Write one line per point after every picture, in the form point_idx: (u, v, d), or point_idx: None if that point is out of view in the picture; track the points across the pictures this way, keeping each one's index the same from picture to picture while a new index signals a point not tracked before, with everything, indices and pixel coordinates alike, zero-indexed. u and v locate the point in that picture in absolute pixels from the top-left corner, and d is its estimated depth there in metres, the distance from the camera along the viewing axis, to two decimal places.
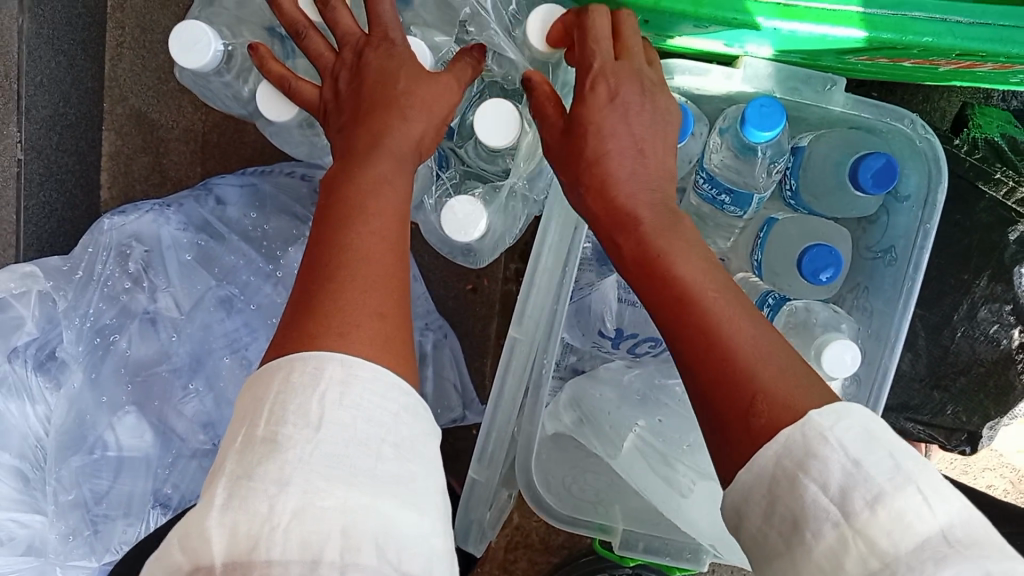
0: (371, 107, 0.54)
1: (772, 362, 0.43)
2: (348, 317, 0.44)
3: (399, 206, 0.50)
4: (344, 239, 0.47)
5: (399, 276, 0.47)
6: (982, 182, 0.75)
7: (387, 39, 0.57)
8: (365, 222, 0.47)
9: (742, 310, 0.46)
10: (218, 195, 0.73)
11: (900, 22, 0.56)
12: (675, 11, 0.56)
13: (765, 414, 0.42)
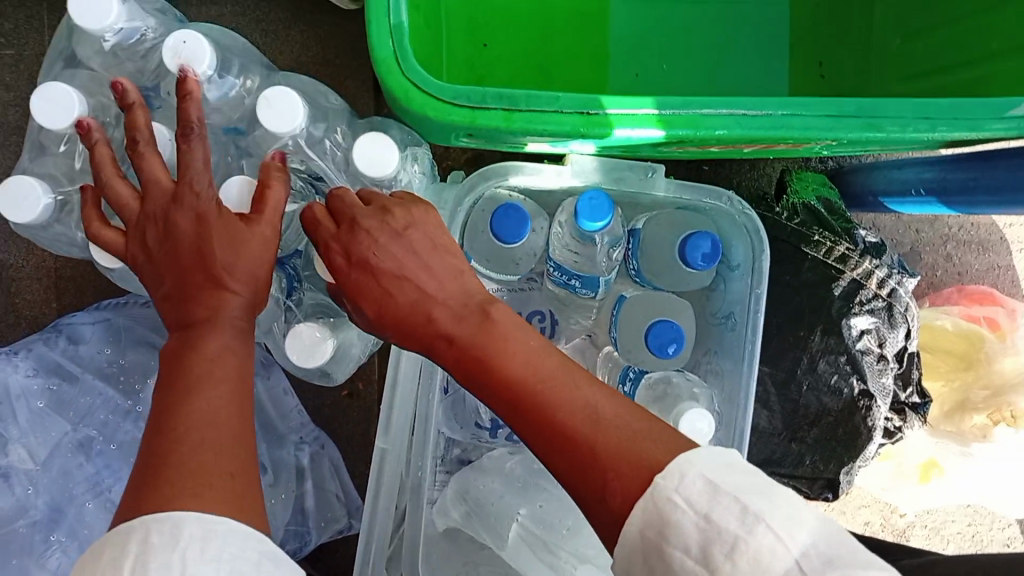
0: (192, 274, 0.56)
1: (617, 428, 0.46)
2: (200, 478, 0.48)
3: (235, 366, 0.54)
4: (189, 403, 0.50)
5: (245, 433, 0.51)
6: (805, 245, 0.81)
7: (193, 192, 0.58)
8: (204, 389, 0.51)
9: (572, 387, 0.48)
10: (68, 336, 0.72)
11: (692, 118, 0.60)
12: (490, 128, 0.59)
13: (620, 487, 0.43)
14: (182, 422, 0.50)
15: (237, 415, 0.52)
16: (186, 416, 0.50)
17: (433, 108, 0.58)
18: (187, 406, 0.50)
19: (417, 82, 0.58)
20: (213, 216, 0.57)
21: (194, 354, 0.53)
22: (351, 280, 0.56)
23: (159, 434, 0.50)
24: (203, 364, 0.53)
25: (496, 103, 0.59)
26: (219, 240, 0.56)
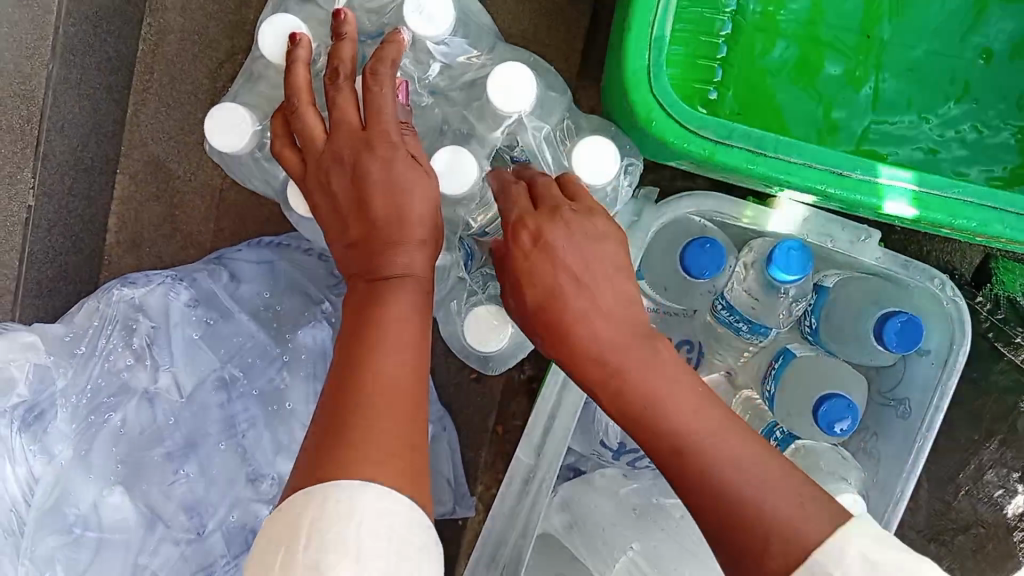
0: (377, 228, 0.53)
1: (727, 440, 0.47)
2: (377, 445, 0.46)
3: (416, 331, 0.52)
4: (374, 362, 0.49)
5: (416, 401, 0.50)
6: (1003, 344, 0.76)
7: (386, 139, 0.54)
8: (384, 353, 0.50)
9: (689, 413, 0.48)
10: (232, 270, 0.71)
11: (951, 205, 0.57)
12: (729, 166, 0.56)
13: (718, 475, 0.46)
14: (366, 383, 0.49)
15: (416, 381, 0.51)
16: (372, 377, 0.49)
17: (675, 134, 0.56)
18: (371, 368, 0.49)
19: (666, 106, 0.56)
20: (398, 162, 0.54)
21: (381, 310, 0.51)
22: (526, 261, 0.51)
23: (345, 395, 0.48)
24: (388, 322, 0.51)
25: (741, 142, 0.56)
26: (407, 192, 0.53)
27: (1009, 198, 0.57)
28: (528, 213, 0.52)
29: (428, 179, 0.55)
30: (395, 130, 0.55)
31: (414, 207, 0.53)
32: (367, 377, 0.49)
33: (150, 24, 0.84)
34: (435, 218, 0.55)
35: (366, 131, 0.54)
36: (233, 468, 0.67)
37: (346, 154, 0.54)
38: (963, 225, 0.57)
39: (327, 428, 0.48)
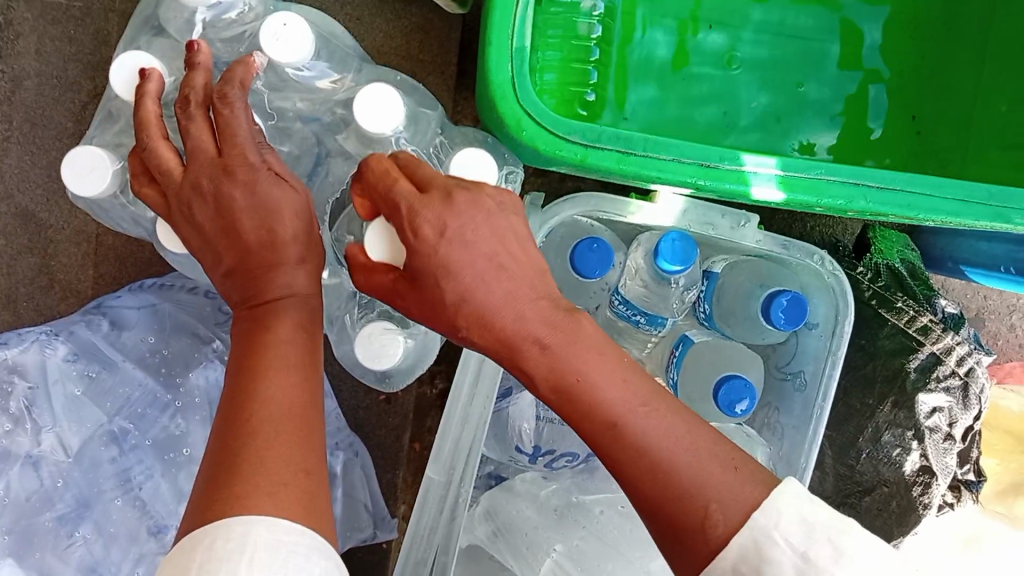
0: (249, 254, 0.52)
1: (711, 470, 0.45)
2: (267, 477, 0.45)
3: (302, 355, 0.51)
4: (262, 390, 0.49)
5: (307, 425, 0.49)
6: (885, 310, 0.80)
7: (245, 162, 0.53)
8: (268, 380, 0.49)
9: (670, 422, 0.46)
10: (112, 317, 0.69)
11: (817, 184, 0.59)
12: (601, 169, 0.58)
13: (720, 525, 0.44)
14: (253, 414, 0.47)
15: (308, 403, 0.50)
16: (258, 406, 0.48)
17: (545, 142, 0.56)
18: (259, 396, 0.48)
19: (532, 114, 0.56)
20: (261, 184, 0.53)
21: (264, 336, 0.51)
22: (434, 256, 0.46)
23: (234, 426, 0.47)
24: (270, 349, 0.50)
25: (610, 144, 0.57)
26: (276, 213, 0.52)
27: (871, 172, 0.59)
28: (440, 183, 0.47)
29: (292, 197, 0.54)
30: (252, 152, 0.54)
31: (283, 229, 0.52)
32: (256, 406, 0.48)
33: (3, 72, 0.81)
34: (305, 235, 0.54)
35: (222, 157, 0.53)
36: (133, 524, 0.64)
37: (205, 183, 0.53)
38: (829, 203, 0.59)
39: (218, 461, 0.46)
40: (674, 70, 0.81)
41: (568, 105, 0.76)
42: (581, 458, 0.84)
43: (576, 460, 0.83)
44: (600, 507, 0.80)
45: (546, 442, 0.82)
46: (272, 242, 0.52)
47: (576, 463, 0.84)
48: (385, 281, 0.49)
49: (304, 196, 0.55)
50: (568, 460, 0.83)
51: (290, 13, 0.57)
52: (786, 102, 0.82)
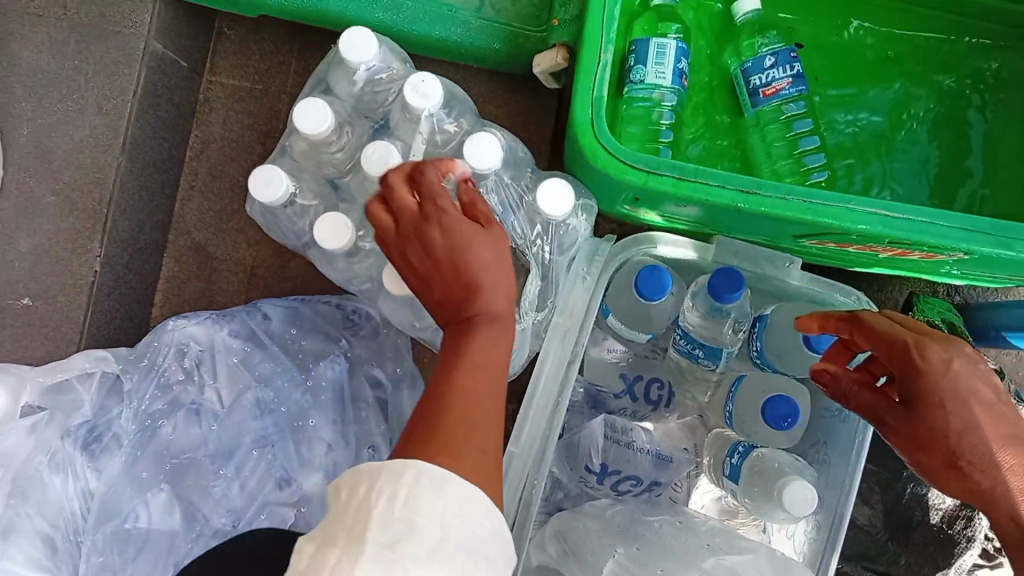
0: (450, 274, 0.61)
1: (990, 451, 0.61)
2: (458, 450, 0.53)
3: (496, 356, 0.59)
4: (456, 381, 0.56)
5: (494, 412, 0.56)
6: None
7: (438, 204, 0.63)
8: (468, 369, 0.57)
9: (993, 468, 0.61)
10: (267, 311, 0.84)
11: (842, 211, 0.71)
12: (660, 191, 0.72)
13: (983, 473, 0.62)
14: (457, 390, 0.56)
15: (495, 401, 0.57)
16: (463, 386, 0.56)
17: (615, 167, 0.71)
18: (453, 378, 0.56)
19: (606, 145, 0.71)
20: (454, 233, 0.61)
21: (463, 349, 0.58)
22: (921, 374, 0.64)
23: (436, 404, 0.56)
24: (471, 347, 0.58)
25: (668, 171, 0.71)
26: (469, 243, 0.61)
27: (896, 207, 0.70)
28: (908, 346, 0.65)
29: (484, 234, 0.62)
30: (443, 209, 0.63)
31: (473, 263, 0.61)
32: (460, 387, 0.56)
33: (196, 135, 1.03)
34: (499, 262, 0.62)
35: (425, 213, 0.63)
36: (263, 474, 0.80)
37: (411, 226, 0.63)
38: (854, 228, 0.71)
39: (414, 430, 0.54)
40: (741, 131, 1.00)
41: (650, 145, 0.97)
42: (643, 485, 0.93)
43: (639, 487, 0.93)
44: (659, 522, 0.88)
45: (613, 462, 0.91)
46: (466, 265, 0.61)
47: (640, 491, 0.94)
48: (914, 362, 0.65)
49: (498, 236, 0.63)
50: (632, 485, 0.93)
51: (428, 74, 0.75)
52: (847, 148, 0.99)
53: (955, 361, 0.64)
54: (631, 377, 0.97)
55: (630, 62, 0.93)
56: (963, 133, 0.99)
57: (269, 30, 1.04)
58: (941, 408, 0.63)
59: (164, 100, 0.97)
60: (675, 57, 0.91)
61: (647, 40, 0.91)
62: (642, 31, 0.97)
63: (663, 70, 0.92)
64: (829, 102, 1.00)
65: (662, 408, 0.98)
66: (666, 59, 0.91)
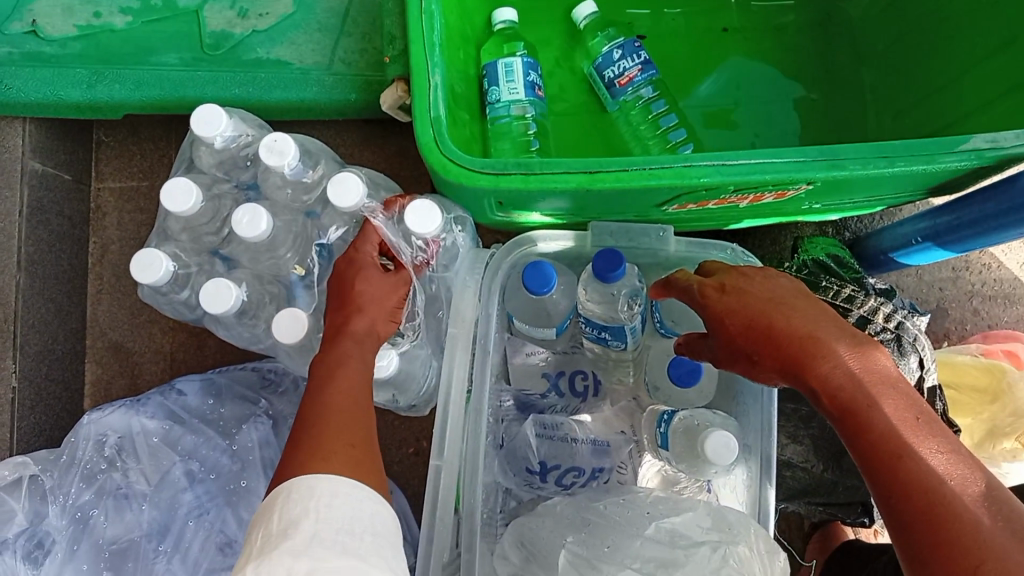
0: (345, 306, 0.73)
1: (881, 388, 0.57)
2: (327, 447, 0.60)
3: (364, 383, 0.68)
4: (328, 391, 0.66)
5: (359, 418, 0.65)
6: (814, 290, 0.92)
7: (353, 254, 0.76)
8: (335, 381, 0.66)
9: (883, 400, 0.57)
10: (180, 388, 0.94)
11: (680, 171, 0.73)
12: (512, 189, 0.74)
13: (915, 451, 0.54)
14: (321, 400, 0.65)
15: (360, 409, 0.66)
16: (323, 398, 0.65)
17: (464, 176, 0.74)
18: (316, 397, 0.65)
19: (453, 159, 0.74)
20: (361, 276, 0.74)
21: (332, 363, 0.68)
22: (720, 300, 0.65)
23: (306, 411, 0.65)
24: (340, 369, 0.68)
25: (515, 170, 0.74)
26: (372, 295, 0.74)
27: (730, 155, 0.73)
28: (747, 293, 0.65)
29: (379, 281, 0.75)
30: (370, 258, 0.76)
31: (367, 294, 0.73)
32: (320, 397, 0.65)
33: (94, 242, 1.07)
34: (391, 304, 0.75)
35: (341, 266, 0.75)
36: (205, 540, 0.88)
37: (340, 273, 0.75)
38: (700, 182, 0.74)
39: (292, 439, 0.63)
40: (607, 120, 1.04)
41: (523, 151, 0.98)
42: (586, 475, 0.92)
43: (583, 477, 0.92)
44: (604, 504, 0.85)
45: (550, 457, 0.92)
46: (353, 297, 0.73)
47: (584, 481, 0.92)
48: (758, 299, 0.64)
49: (392, 281, 0.76)
50: (576, 476, 0.92)
51: (281, 133, 0.80)
52: (712, 114, 1.05)
53: (764, 282, 0.66)
54: (554, 374, 1.00)
55: (485, 87, 0.96)
56: (806, 75, 1.06)
57: (145, 129, 1.09)
58: (813, 343, 0.60)
59: (54, 215, 1.01)
60: (524, 72, 0.93)
61: (494, 62, 0.94)
62: (492, 54, 1.01)
63: (516, 87, 0.94)
64: (683, 83, 1.06)
65: (592, 397, 1.00)
66: (516, 76, 0.93)
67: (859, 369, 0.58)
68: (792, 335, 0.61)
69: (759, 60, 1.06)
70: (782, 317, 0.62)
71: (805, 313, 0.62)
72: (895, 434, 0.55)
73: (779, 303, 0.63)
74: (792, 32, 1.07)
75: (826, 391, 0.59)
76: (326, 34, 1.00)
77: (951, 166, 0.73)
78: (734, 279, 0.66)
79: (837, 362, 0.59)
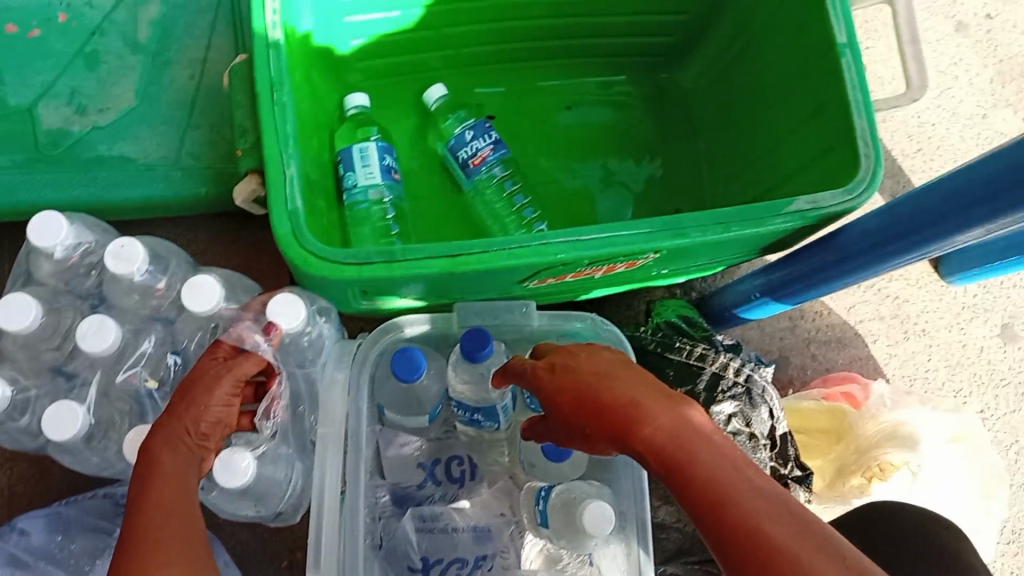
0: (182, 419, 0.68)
1: (698, 440, 0.59)
2: None
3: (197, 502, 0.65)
4: (150, 507, 0.62)
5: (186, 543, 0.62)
6: (669, 352, 0.97)
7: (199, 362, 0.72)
8: (164, 498, 0.63)
9: (701, 452, 0.58)
10: (21, 527, 0.86)
11: (537, 249, 0.76)
12: (375, 278, 0.74)
13: (733, 496, 0.55)
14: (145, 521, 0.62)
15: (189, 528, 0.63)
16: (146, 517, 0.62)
17: (326, 269, 0.74)
18: (141, 515, 0.62)
19: (313, 253, 0.74)
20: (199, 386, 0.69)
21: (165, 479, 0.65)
22: (550, 381, 0.68)
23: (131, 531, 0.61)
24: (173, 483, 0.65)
25: (377, 259, 0.74)
26: (211, 406, 0.69)
27: (583, 231, 0.76)
28: (574, 370, 0.67)
29: (218, 389, 0.70)
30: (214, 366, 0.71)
31: (207, 405, 0.69)
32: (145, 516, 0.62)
33: None
34: (228, 415, 0.70)
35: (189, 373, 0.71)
36: None
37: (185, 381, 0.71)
38: (557, 257, 0.76)
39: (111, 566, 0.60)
40: (463, 200, 1.07)
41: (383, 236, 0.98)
42: (471, 565, 0.90)
43: (467, 568, 0.90)
44: None
45: (432, 551, 0.90)
46: (193, 410, 0.68)
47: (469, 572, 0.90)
48: (584, 374, 0.66)
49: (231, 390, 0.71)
50: (460, 567, 0.90)
51: (128, 238, 0.78)
52: (561, 188, 1.10)
53: (592, 359, 0.68)
54: (429, 463, 0.98)
55: (340, 174, 0.96)
56: (642, 146, 1.13)
57: None
58: (634, 408, 0.62)
59: None
60: (379, 156, 0.95)
61: (348, 148, 0.95)
62: (345, 140, 1.02)
63: (371, 171, 0.95)
64: (532, 160, 1.10)
65: (469, 482, 0.99)
66: (371, 161, 0.95)
67: (678, 426, 0.60)
68: (615, 403, 0.63)
69: (600, 130, 1.14)
70: (605, 387, 0.64)
71: (628, 381, 0.65)
72: (714, 485, 0.56)
73: (603, 375, 0.66)
74: (626, 106, 1.15)
75: (651, 453, 0.60)
76: (171, 127, 1.03)
77: (779, 227, 0.79)
78: (563, 359, 0.69)
79: (654, 421, 0.60)
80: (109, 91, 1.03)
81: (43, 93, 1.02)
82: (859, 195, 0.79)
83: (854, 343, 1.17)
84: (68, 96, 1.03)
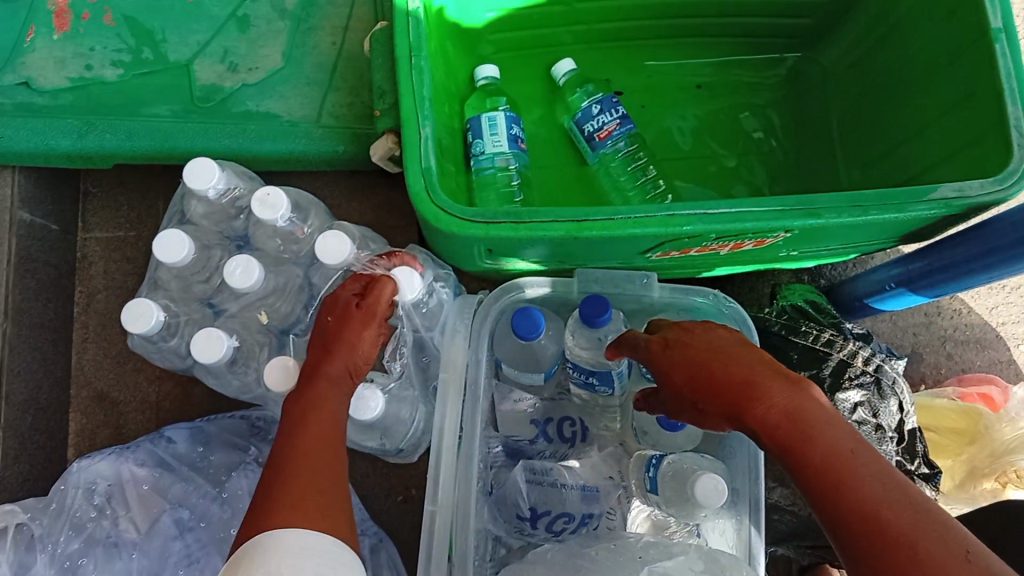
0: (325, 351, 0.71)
1: (818, 419, 0.57)
2: (296, 496, 0.60)
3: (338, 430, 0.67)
4: (300, 432, 0.65)
5: (333, 465, 0.64)
6: (794, 335, 0.94)
7: (336, 298, 0.75)
8: (311, 425, 0.66)
9: (821, 431, 0.57)
10: (169, 436, 0.95)
11: (664, 220, 0.76)
12: (502, 237, 0.76)
13: (854, 476, 0.54)
14: (293, 443, 0.64)
15: (334, 453, 0.65)
16: (295, 441, 0.64)
17: (456, 225, 0.76)
18: (288, 440, 0.65)
19: (443, 209, 0.76)
20: (342, 319, 0.73)
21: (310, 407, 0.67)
22: (664, 355, 0.67)
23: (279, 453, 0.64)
24: (319, 409, 0.67)
25: (504, 218, 0.76)
26: (352, 338, 0.72)
27: (711, 205, 0.76)
28: (689, 346, 0.66)
29: (358, 322, 0.73)
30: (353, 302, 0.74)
31: (348, 337, 0.72)
32: (294, 439, 0.64)
33: (81, 291, 1.08)
34: (369, 347, 0.73)
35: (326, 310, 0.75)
36: None
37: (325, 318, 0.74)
38: (683, 229, 0.76)
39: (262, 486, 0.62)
40: (588, 171, 1.07)
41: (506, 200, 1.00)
42: (576, 522, 0.92)
43: (573, 523, 0.92)
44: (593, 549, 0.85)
45: (541, 503, 0.92)
46: (335, 342, 0.71)
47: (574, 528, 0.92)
48: (701, 350, 0.66)
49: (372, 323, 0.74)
50: (566, 522, 0.92)
51: (273, 187, 0.82)
52: (688, 166, 1.09)
53: (707, 335, 0.67)
54: (542, 420, 1.00)
55: (470, 140, 0.98)
56: (773, 128, 1.11)
57: (135, 180, 1.11)
58: (751, 384, 0.61)
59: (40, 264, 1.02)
60: (508, 125, 0.96)
61: (478, 116, 0.97)
62: (475, 109, 1.04)
63: (500, 139, 0.96)
64: (660, 137, 1.10)
65: (579, 442, 1.00)
66: (499, 129, 0.96)
67: (797, 404, 0.58)
68: (732, 379, 0.62)
69: (730, 112, 1.11)
70: (722, 362, 0.63)
71: (745, 358, 0.63)
72: (835, 463, 0.55)
73: (720, 351, 0.65)
74: (759, 88, 1.12)
75: (767, 429, 0.59)
76: (314, 88, 1.07)
77: (922, 214, 0.76)
78: (677, 334, 0.68)
79: (773, 397, 0.59)
80: (258, 52, 1.08)
81: (198, 51, 1.08)
82: (1010, 186, 0.75)
83: (996, 345, 1.11)
84: (221, 54, 1.08)
